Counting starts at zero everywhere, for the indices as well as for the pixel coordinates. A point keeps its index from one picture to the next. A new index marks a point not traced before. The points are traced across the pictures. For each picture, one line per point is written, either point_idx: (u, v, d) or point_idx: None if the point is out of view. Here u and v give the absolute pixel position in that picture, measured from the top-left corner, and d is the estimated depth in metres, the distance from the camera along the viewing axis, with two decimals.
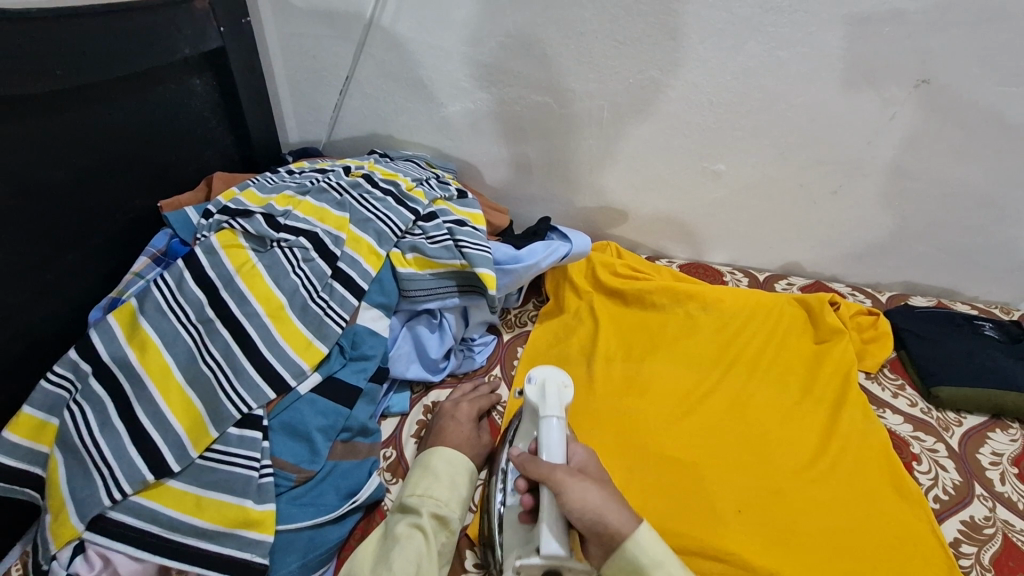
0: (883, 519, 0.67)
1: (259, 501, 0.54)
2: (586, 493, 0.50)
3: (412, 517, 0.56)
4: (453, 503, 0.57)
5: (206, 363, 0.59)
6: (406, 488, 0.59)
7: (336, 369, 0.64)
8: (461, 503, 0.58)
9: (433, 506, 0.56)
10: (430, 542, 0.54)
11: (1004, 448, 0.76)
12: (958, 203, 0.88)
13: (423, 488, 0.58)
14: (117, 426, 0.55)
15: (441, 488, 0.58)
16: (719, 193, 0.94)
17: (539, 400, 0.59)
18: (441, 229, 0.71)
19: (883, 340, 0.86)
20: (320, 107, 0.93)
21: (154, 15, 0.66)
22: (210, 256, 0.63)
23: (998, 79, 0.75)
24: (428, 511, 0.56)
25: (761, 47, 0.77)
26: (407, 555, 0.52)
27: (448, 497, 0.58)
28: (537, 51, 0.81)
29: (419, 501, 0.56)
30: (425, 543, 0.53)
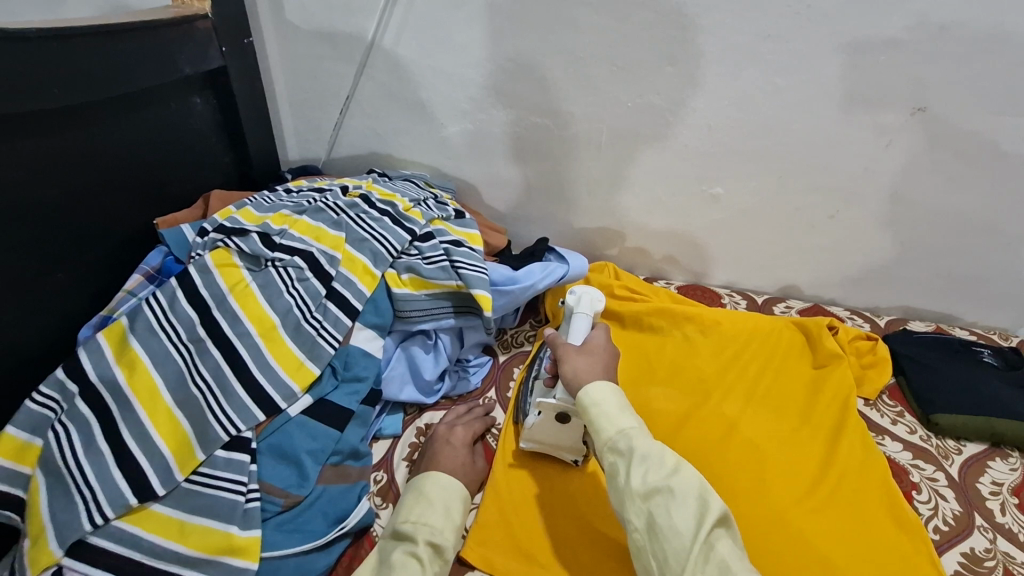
0: (881, 547, 0.66)
1: (244, 527, 0.53)
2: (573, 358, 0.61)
3: (408, 542, 0.54)
4: (448, 531, 0.56)
5: (195, 384, 0.58)
6: (399, 514, 0.57)
7: (328, 391, 0.63)
8: (456, 531, 0.57)
9: (428, 533, 0.55)
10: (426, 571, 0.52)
11: (1004, 477, 0.75)
12: (955, 229, 0.89)
13: (417, 515, 0.56)
14: (102, 448, 0.54)
15: (436, 515, 0.57)
16: (717, 216, 0.94)
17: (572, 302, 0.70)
18: (438, 249, 0.71)
19: (882, 366, 0.86)
20: (320, 126, 0.93)
21: (156, 35, 0.66)
22: (203, 275, 0.63)
23: (993, 109, 0.76)
24: (424, 538, 0.54)
25: (758, 74, 0.77)
26: None
27: (443, 524, 0.56)
28: (536, 75, 0.82)
29: (414, 528, 0.55)
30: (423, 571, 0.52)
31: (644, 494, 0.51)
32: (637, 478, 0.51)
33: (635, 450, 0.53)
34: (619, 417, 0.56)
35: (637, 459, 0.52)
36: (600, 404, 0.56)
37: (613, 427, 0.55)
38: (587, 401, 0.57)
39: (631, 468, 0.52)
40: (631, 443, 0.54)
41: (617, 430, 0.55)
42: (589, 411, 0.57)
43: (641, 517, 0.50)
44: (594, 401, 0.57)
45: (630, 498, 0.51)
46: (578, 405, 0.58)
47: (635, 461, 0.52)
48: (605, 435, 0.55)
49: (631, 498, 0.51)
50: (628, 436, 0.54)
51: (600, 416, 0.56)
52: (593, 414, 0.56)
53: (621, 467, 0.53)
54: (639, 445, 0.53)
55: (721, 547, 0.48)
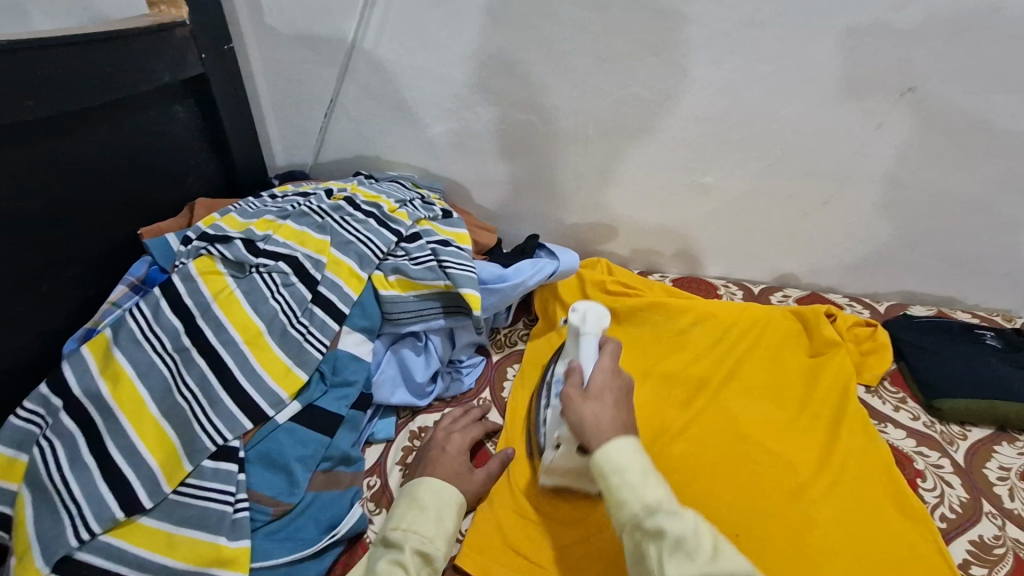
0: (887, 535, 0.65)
1: (233, 537, 0.52)
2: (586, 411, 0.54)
3: (394, 551, 0.53)
4: (438, 539, 0.55)
5: (182, 394, 0.57)
6: (389, 522, 0.56)
7: (317, 397, 0.62)
8: (447, 539, 0.56)
9: (416, 542, 0.53)
10: None
11: (1011, 461, 0.74)
12: (952, 210, 0.87)
13: (407, 522, 0.55)
14: (87, 462, 0.53)
15: (427, 522, 0.55)
16: (709, 207, 0.93)
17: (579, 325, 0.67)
18: (425, 250, 0.70)
19: (883, 352, 0.84)
20: (305, 131, 0.93)
21: (132, 43, 0.65)
22: (187, 283, 0.62)
23: (984, 87, 0.75)
24: (412, 546, 0.53)
25: (743, 61, 0.76)
26: None
27: (434, 532, 0.55)
28: (518, 70, 0.81)
29: (402, 536, 0.54)
30: None
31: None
32: (673, 567, 0.45)
33: (667, 532, 0.46)
34: (645, 487, 0.49)
35: (671, 546, 0.45)
36: (622, 472, 0.50)
37: (639, 501, 0.48)
38: (606, 465, 0.50)
39: (664, 555, 0.45)
40: (659, 523, 0.47)
41: (643, 504, 0.48)
42: (609, 478, 0.50)
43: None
44: (616, 467, 0.50)
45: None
46: (595, 466, 0.51)
47: (669, 548, 0.45)
48: (630, 510, 0.48)
49: None
50: (656, 514, 0.47)
51: (622, 487, 0.49)
52: (615, 484, 0.49)
53: (652, 552, 0.46)
54: (670, 527, 0.46)
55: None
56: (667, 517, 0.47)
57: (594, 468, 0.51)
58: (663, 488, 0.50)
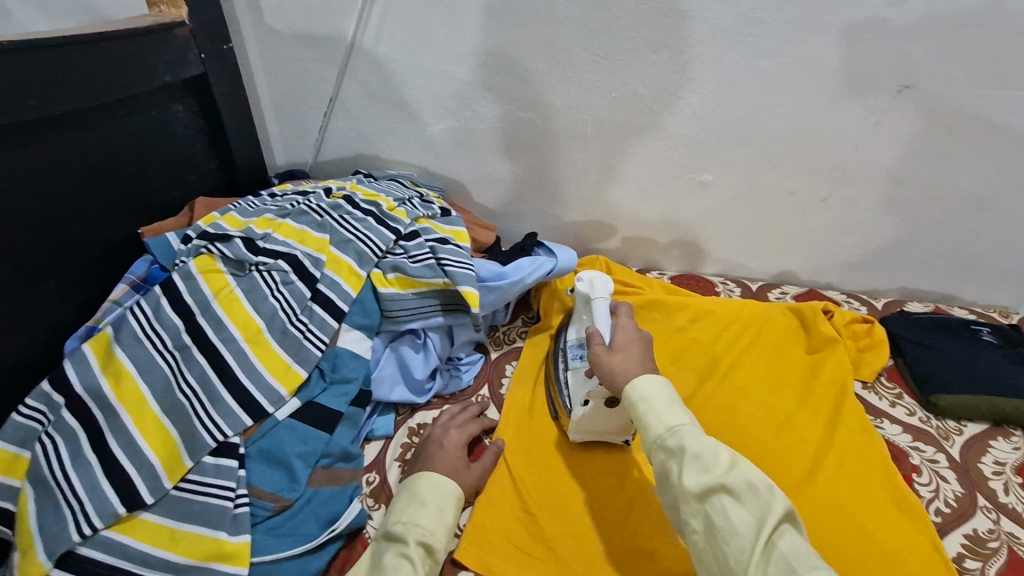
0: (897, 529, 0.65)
1: (234, 532, 0.53)
2: (615, 367, 0.61)
3: (398, 544, 0.53)
4: (440, 531, 0.55)
5: (183, 392, 0.58)
6: (391, 516, 0.56)
7: (317, 394, 0.62)
8: (448, 531, 0.56)
9: (417, 534, 0.54)
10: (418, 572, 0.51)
11: (1007, 456, 0.74)
12: (950, 207, 0.87)
13: (408, 515, 0.55)
14: (89, 458, 0.54)
15: (428, 516, 0.56)
16: (707, 204, 0.93)
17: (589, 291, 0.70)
18: (424, 248, 0.71)
19: (879, 348, 0.85)
20: (305, 130, 0.93)
21: (133, 44, 0.66)
22: (187, 282, 0.63)
23: (981, 83, 0.75)
24: (414, 539, 0.53)
25: (741, 58, 0.76)
26: None
27: (435, 524, 0.55)
28: (517, 68, 0.81)
29: (404, 530, 0.54)
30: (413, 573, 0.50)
31: (699, 495, 0.49)
32: (691, 478, 0.50)
33: (686, 448, 0.51)
34: (669, 413, 0.55)
35: (689, 460, 0.51)
36: (648, 400, 0.56)
37: (662, 424, 0.54)
38: (634, 396, 0.57)
39: (683, 468, 0.51)
40: (681, 441, 0.52)
41: (667, 427, 0.54)
42: (637, 406, 0.57)
43: (699, 518, 0.49)
44: (641, 397, 0.57)
45: (685, 499, 0.50)
46: (625, 401, 0.58)
47: (687, 462, 0.51)
48: (654, 433, 0.54)
49: (685, 498, 0.50)
50: (678, 434, 0.53)
51: (647, 413, 0.56)
52: (641, 410, 0.56)
53: (673, 467, 0.52)
54: (690, 443, 0.52)
55: (783, 545, 0.45)
56: (687, 434, 0.52)
57: (624, 402, 0.58)
58: (686, 415, 0.55)
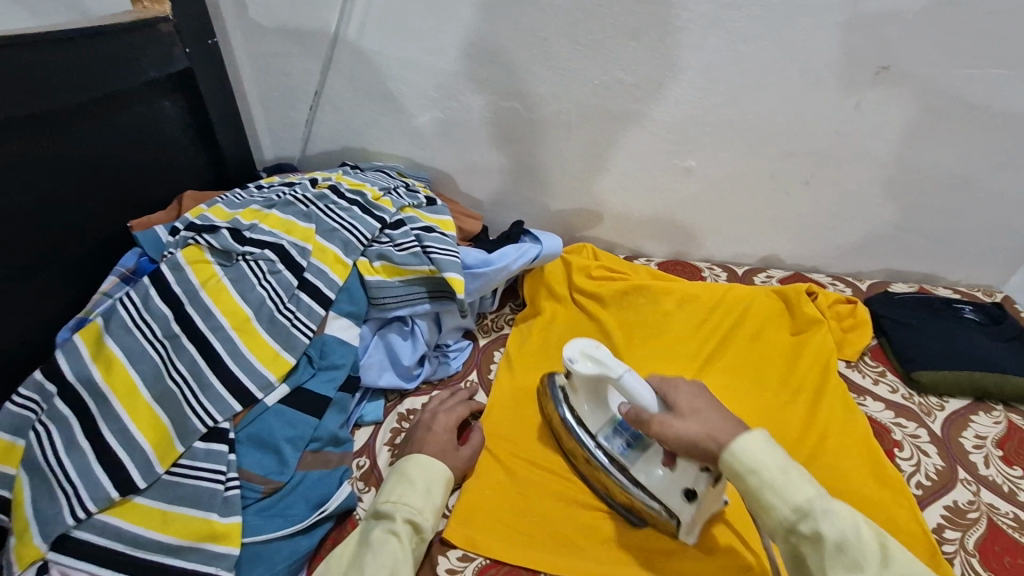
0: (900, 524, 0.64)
1: (224, 513, 0.54)
2: (696, 431, 0.53)
3: (386, 522, 0.55)
4: (427, 510, 0.57)
5: (172, 379, 0.59)
6: (380, 496, 0.58)
7: (305, 380, 0.64)
8: (435, 509, 0.58)
9: (406, 513, 0.56)
10: (404, 547, 0.53)
11: (987, 430, 0.75)
12: (931, 186, 0.89)
13: (397, 495, 0.57)
14: (82, 445, 0.55)
15: (417, 495, 0.57)
16: (692, 189, 0.94)
17: (600, 367, 0.60)
18: (409, 236, 0.72)
19: (861, 328, 0.86)
20: (293, 124, 0.94)
21: (117, 41, 0.67)
22: (175, 273, 0.64)
23: (958, 63, 0.76)
24: (402, 517, 0.55)
25: (720, 42, 0.77)
26: (380, 560, 0.52)
27: (423, 504, 0.57)
28: (500, 58, 0.82)
29: (392, 508, 0.56)
30: (400, 548, 0.53)
31: None
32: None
33: (827, 538, 0.44)
34: (790, 488, 0.47)
35: (833, 552, 0.44)
36: (759, 472, 0.48)
37: (787, 502, 0.47)
38: (741, 467, 0.49)
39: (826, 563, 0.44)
40: (816, 526, 0.45)
41: (794, 507, 0.47)
42: (746, 481, 0.48)
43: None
44: (751, 471, 0.48)
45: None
46: (726, 469, 0.50)
47: (831, 555, 0.44)
48: (780, 515, 0.47)
49: None
50: (812, 517, 0.45)
51: (766, 491, 0.47)
52: (755, 485, 0.48)
53: (813, 558, 0.45)
54: (828, 530, 0.45)
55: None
56: (823, 519, 0.45)
57: (725, 473, 0.50)
58: (810, 483, 0.48)
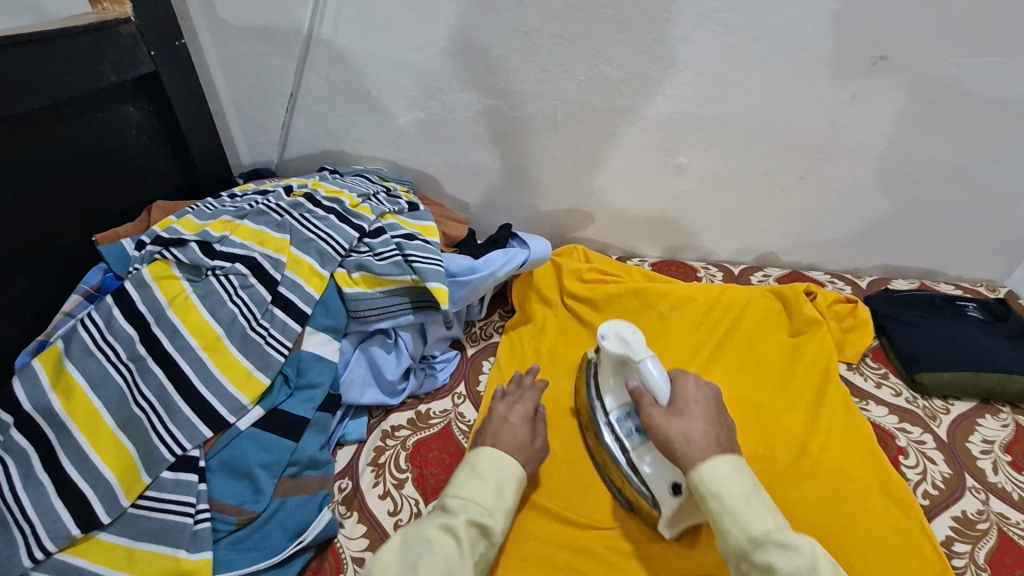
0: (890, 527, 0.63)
1: (193, 549, 0.51)
2: (675, 431, 0.54)
3: (450, 515, 0.50)
4: (498, 513, 0.52)
5: (138, 405, 0.55)
6: (452, 488, 0.53)
7: (281, 401, 0.60)
8: (505, 513, 0.53)
9: (474, 513, 0.50)
10: (464, 549, 0.47)
11: (995, 434, 0.73)
12: (931, 179, 0.86)
13: (466, 491, 0.52)
14: (42, 478, 0.51)
15: (488, 495, 0.52)
16: (683, 187, 0.91)
17: (625, 349, 0.63)
18: (389, 245, 0.69)
19: (863, 328, 0.84)
20: (268, 127, 0.90)
21: (71, 44, 0.63)
22: (141, 290, 0.60)
23: (957, 51, 0.73)
24: (468, 517, 0.50)
25: (710, 34, 0.74)
26: (436, 559, 0.45)
27: (493, 505, 0.52)
28: (481, 54, 0.78)
29: (460, 505, 0.51)
30: (457, 550, 0.47)
31: None
32: None
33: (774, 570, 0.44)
34: (750, 516, 0.48)
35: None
36: (722, 497, 0.49)
37: (744, 532, 0.47)
38: (706, 491, 0.50)
39: None
40: (767, 557, 0.45)
41: (749, 535, 0.47)
42: (709, 503, 0.49)
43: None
44: (713, 493, 0.49)
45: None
46: (692, 488, 0.51)
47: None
48: (734, 541, 0.47)
49: None
50: (766, 548, 0.45)
51: (726, 516, 0.48)
52: (715, 511, 0.49)
53: None
54: (780, 562, 0.44)
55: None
56: (777, 550, 0.45)
57: (690, 489, 0.51)
58: (771, 518, 0.48)
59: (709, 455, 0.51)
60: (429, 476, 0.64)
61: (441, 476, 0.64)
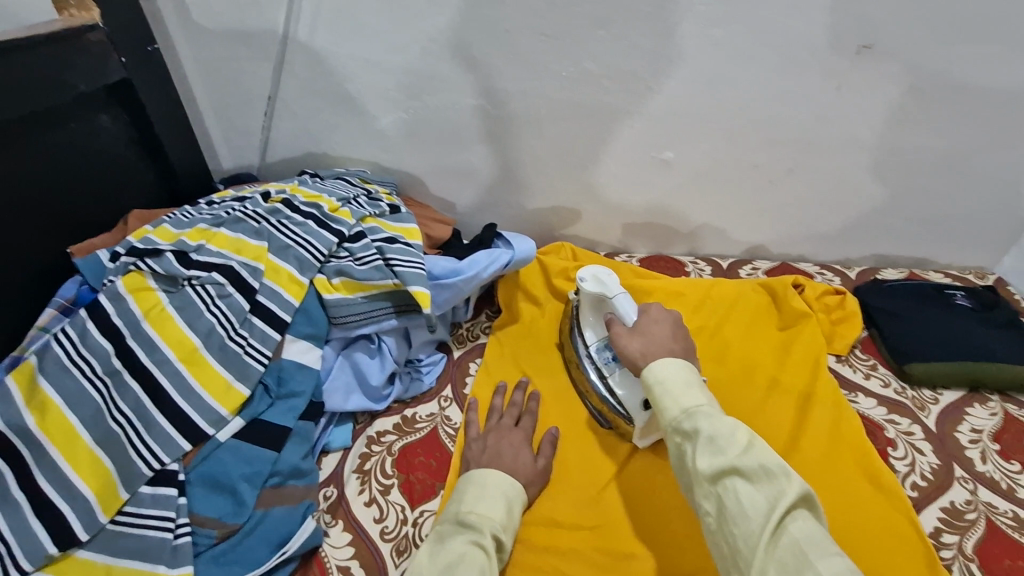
0: (898, 532, 0.61)
1: (173, 565, 0.50)
2: (635, 350, 0.60)
3: (475, 533, 0.51)
4: (509, 527, 0.55)
5: (116, 420, 0.54)
6: (462, 503, 0.54)
7: (262, 411, 0.60)
8: (512, 528, 0.56)
9: (493, 528, 0.52)
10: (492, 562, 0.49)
11: (984, 423, 0.72)
12: (920, 168, 0.85)
13: (482, 508, 0.54)
14: (17, 498, 0.50)
15: (499, 509, 0.55)
16: (671, 182, 0.90)
17: (601, 289, 0.68)
18: (370, 249, 0.68)
19: (852, 320, 0.83)
20: (248, 131, 0.89)
21: (38, 54, 0.61)
22: (115, 302, 0.59)
23: (944, 39, 0.72)
24: (489, 532, 0.52)
25: (694, 27, 0.72)
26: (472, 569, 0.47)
27: (505, 519, 0.55)
28: (462, 53, 0.77)
29: (479, 521, 0.52)
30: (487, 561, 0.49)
31: (711, 478, 0.47)
32: (704, 460, 0.48)
33: (700, 431, 0.49)
34: (685, 395, 0.52)
35: (703, 443, 0.48)
36: (664, 383, 0.54)
37: (678, 407, 0.52)
38: (652, 379, 0.55)
39: (696, 451, 0.48)
40: (695, 423, 0.50)
41: (682, 409, 0.52)
42: (654, 390, 0.55)
43: (711, 500, 0.46)
44: (657, 379, 0.55)
45: (698, 480, 0.48)
46: (644, 383, 0.56)
47: (701, 444, 0.48)
48: (670, 416, 0.52)
49: (700, 483, 0.48)
50: (693, 417, 0.50)
51: (664, 397, 0.53)
52: (657, 394, 0.54)
53: (688, 450, 0.49)
54: (704, 425, 0.49)
55: (795, 529, 0.42)
56: (703, 418, 0.50)
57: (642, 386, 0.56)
58: (705, 397, 0.52)
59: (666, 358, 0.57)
60: (415, 482, 0.64)
61: (427, 481, 0.64)
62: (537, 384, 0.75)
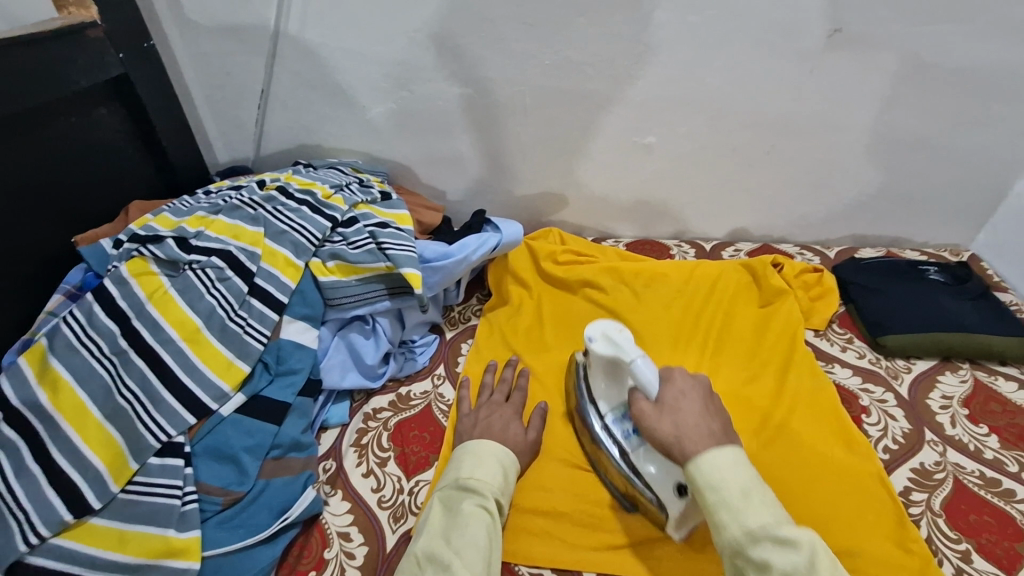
0: (867, 491, 0.65)
1: (182, 529, 0.53)
2: (667, 432, 0.53)
3: (477, 496, 0.55)
4: (509, 490, 0.58)
5: (124, 396, 0.57)
6: (461, 469, 0.57)
7: (262, 387, 0.63)
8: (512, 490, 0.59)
9: (495, 491, 0.56)
10: (496, 524, 0.53)
11: (954, 390, 0.76)
12: (893, 147, 0.88)
13: (482, 472, 0.57)
14: (33, 469, 0.53)
15: (498, 475, 0.57)
16: (654, 166, 0.93)
17: (615, 351, 0.61)
18: (362, 233, 0.71)
19: (829, 295, 0.87)
20: (243, 124, 0.92)
21: (42, 49, 0.64)
22: (120, 287, 0.62)
23: (909, 21, 0.75)
24: (494, 496, 0.55)
25: (671, 14, 0.75)
26: (478, 534, 0.51)
27: (505, 484, 0.58)
28: (448, 44, 0.80)
29: (481, 485, 0.55)
30: (493, 525, 0.53)
31: None
32: None
33: (774, 566, 0.44)
34: (745, 510, 0.47)
35: None
36: (718, 490, 0.48)
37: (740, 525, 0.47)
38: (702, 483, 0.49)
39: None
40: (764, 553, 0.45)
41: (744, 528, 0.47)
42: (705, 496, 0.49)
43: None
44: (712, 486, 0.49)
45: None
46: (691, 482, 0.50)
47: None
48: (729, 534, 0.47)
49: None
50: (760, 543, 0.45)
51: (721, 508, 0.48)
52: (710, 502, 0.48)
53: None
54: (776, 559, 0.44)
55: None
56: (772, 546, 0.45)
57: (688, 482, 0.51)
58: (769, 512, 0.47)
59: (710, 446, 0.51)
60: (410, 454, 0.67)
61: (421, 453, 0.67)
62: (527, 362, 0.78)
